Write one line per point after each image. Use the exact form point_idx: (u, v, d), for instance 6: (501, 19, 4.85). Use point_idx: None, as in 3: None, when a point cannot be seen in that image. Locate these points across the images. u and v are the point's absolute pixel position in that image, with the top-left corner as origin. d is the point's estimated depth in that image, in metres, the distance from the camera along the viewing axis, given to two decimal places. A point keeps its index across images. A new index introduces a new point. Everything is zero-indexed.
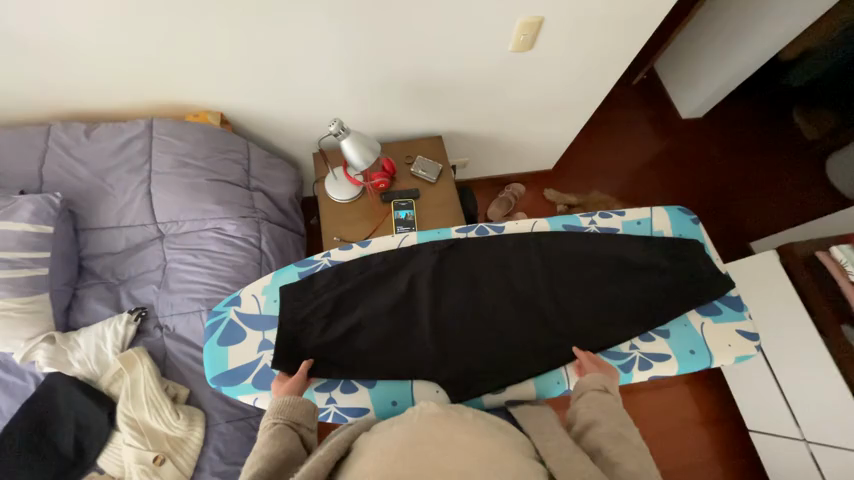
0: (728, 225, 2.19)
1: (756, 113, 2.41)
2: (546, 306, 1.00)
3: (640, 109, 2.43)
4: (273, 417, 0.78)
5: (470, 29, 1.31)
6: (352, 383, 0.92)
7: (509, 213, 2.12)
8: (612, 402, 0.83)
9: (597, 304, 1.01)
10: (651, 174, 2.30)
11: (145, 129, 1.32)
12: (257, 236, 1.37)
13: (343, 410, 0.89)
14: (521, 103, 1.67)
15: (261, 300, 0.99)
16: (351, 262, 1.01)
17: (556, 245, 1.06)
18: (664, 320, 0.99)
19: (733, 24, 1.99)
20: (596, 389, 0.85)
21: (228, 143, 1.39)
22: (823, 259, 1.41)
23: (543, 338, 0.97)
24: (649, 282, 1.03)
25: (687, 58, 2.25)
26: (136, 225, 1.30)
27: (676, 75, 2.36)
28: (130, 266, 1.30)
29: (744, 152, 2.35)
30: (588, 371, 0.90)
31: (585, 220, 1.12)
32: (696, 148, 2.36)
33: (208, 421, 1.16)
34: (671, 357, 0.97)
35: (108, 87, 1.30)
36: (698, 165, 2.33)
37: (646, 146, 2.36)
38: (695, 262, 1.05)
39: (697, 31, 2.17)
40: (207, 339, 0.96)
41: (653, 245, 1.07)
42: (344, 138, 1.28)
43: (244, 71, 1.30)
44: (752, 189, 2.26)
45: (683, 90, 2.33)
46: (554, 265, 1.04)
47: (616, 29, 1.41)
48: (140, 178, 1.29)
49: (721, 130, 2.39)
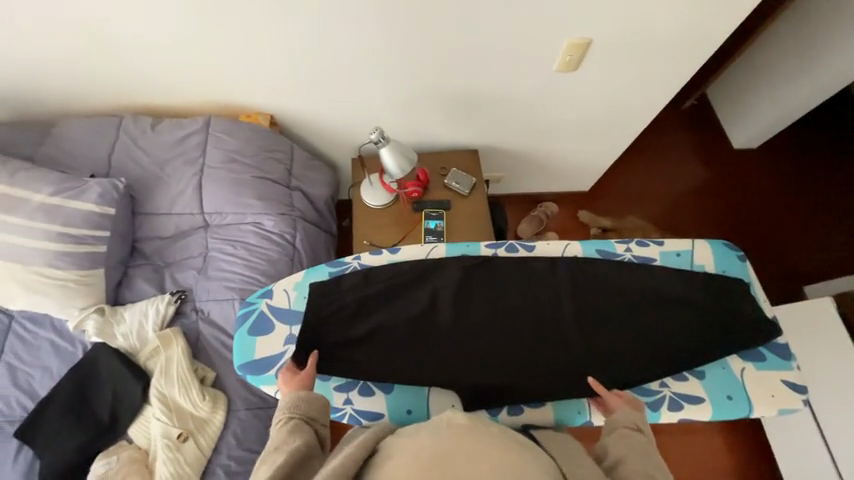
0: (778, 265, 2.05)
1: (818, 147, 2.26)
2: (571, 331, 0.97)
3: (688, 135, 2.32)
4: (289, 412, 0.80)
5: (515, 46, 1.33)
6: (369, 387, 0.93)
7: (540, 232, 2.08)
8: (646, 442, 0.79)
9: (626, 335, 0.97)
10: (695, 204, 2.20)
11: (202, 125, 1.42)
12: (292, 233, 1.44)
13: (359, 413, 0.91)
14: (561, 122, 1.65)
15: (291, 295, 1.01)
16: (379, 267, 1.02)
17: (588, 270, 1.03)
18: (699, 360, 0.94)
19: (797, 52, 1.89)
20: (629, 426, 0.81)
21: (274, 143, 1.47)
22: None
23: (567, 365, 0.94)
24: (685, 319, 0.98)
25: (743, 87, 2.14)
26: (185, 213, 1.39)
27: (728, 102, 2.24)
28: (175, 251, 1.40)
29: (802, 189, 2.19)
30: (621, 407, 0.86)
31: (621, 247, 1.08)
32: (748, 180, 2.22)
33: (230, 406, 1.20)
34: (705, 401, 0.91)
35: (175, 86, 1.41)
36: (748, 198, 2.19)
37: (691, 174, 2.25)
38: (739, 303, 0.99)
39: (755, 57, 2.07)
40: (238, 328, 0.99)
41: (693, 280, 1.01)
42: (383, 146, 1.32)
43: (297, 77, 1.39)
44: (805, 229, 2.11)
45: (736, 118, 2.22)
46: (585, 290, 1.01)
47: (667, 53, 1.37)
48: (193, 170, 1.39)
49: (777, 163, 2.25)
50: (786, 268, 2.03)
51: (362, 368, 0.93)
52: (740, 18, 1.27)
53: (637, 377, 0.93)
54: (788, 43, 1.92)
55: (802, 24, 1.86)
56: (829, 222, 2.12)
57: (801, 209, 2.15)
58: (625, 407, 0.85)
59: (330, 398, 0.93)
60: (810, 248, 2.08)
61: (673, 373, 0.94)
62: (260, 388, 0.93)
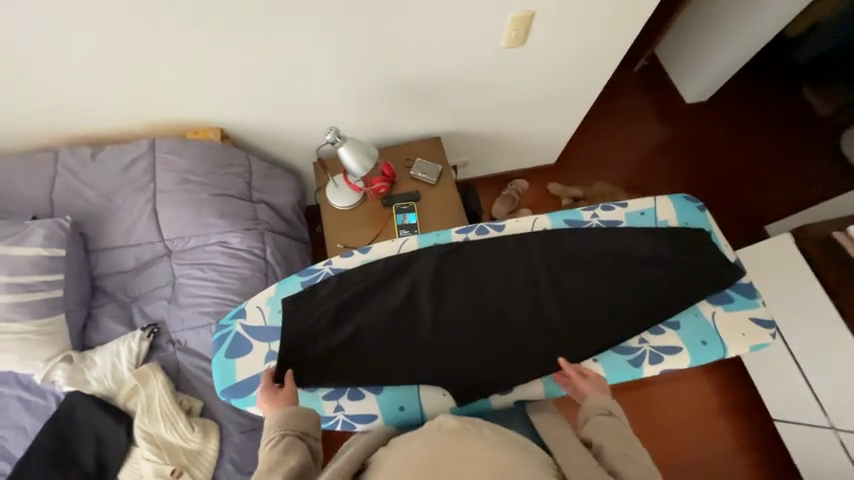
0: (738, 209, 2.15)
1: (762, 92, 2.36)
2: (549, 303, 0.99)
3: (643, 96, 2.38)
4: (281, 429, 0.77)
5: (460, 26, 1.31)
6: (358, 390, 0.92)
7: (514, 210, 2.10)
8: (619, 425, 0.79)
9: (603, 299, 0.99)
10: (657, 161, 2.26)
11: (148, 148, 1.33)
12: (262, 248, 1.40)
13: (352, 418, 0.89)
14: (518, 98, 1.65)
15: (266, 311, 0.98)
16: (352, 271, 1.00)
17: (558, 242, 1.05)
18: (671, 312, 0.97)
19: (730, 5, 1.95)
20: (600, 412, 0.81)
21: (229, 158, 1.41)
22: (838, 239, 1.40)
23: (550, 336, 0.96)
24: (654, 274, 1.01)
25: (688, 40, 2.20)
26: (143, 243, 1.32)
27: (677, 60, 2.31)
28: (140, 283, 1.33)
29: (751, 133, 2.29)
30: (595, 391, 0.86)
31: (587, 214, 1.10)
32: (702, 133, 2.31)
33: (222, 432, 1.17)
34: (682, 349, 0.95)
35: (112, 110, 1.32)
36: (705, 149, 2.28)
37: (650, 133, 2.31)
38: (703, 252, 1.03)
39: (694, 14, 2.13)
40: (214, 353, 0.95)
41: (657, 236, 1.05)
42: (340, 146, 1.29)
43: (243, 86, 1.33)
44: (759, 172, 2.22)
45: (685, 74, 2.29)
46: (558, 261, 1.03)
47: (609, 17, 1.39)
48: (145, 197, 1.31)
49: (728, 112, 2.34)
50: (746, 212, 2.14)
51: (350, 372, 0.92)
52: None
53: (617, 337, 0.95)
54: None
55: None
56: (780, 162, 2.23)
57: (754, 153, 2.26)
58: (597, 392, 0.86)
59: (320, 408, 0.90)
60: (766, 189, 2.18)
61: (650, 328, 0.97)
62: (246, 410, 0.91)
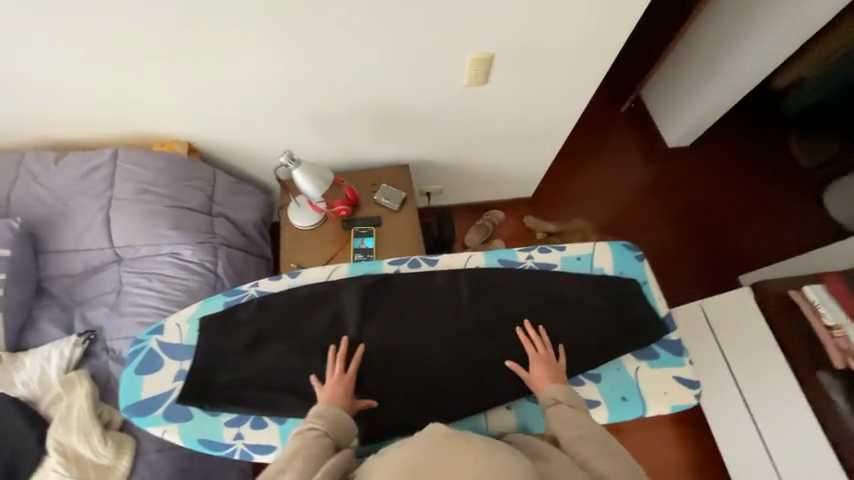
0: (711, 258, 2.12)
1: (745, 141, 2.36)
2: (471, 345, 0.98)
3: (627, 136, 2.37)
4: (328, 429, 0.82)
5: (422, 62, 1.34)
6: (262, 419, 0.89)
7: (488, 240, 2.10)
8: (568, 411, 0.86)
9: (526, 343, 0.98)
10: (635, 203, 2.24)
11: (110, 157, 1.37)
12: (214, 262, 1.41)
13: (251, 447, 0.87)
14: (486, 135, 1.66)
15: (184, 329, 0.97)
16: (276, 294, 1.00)
17: (490, 281, 1.04)
18: (594, 363, 0.96)
19: (709, 56, 1.99)
20: (549, 403, 0.88)
21: (195, 172, 1.44)
22: (796, 299, 1.40)
23: (466, 379, 0.95)
24: (581, 322, 0.99)
25: (670, 87, 2.23)
26: (93, 248, 1.34)
27: (660, 105, 2.33)
28: (86, 288, 1.34)
29: (730, 183, 2.29)
30: (545, 386, 0.90)
31: (523, 255, 1.09)
32: (682, 177, 2.30)
33: (138, 450, 1.15)
34: (600, 404, 0.93)
35: (81, 118, 1.37)
36: (683, 195, 2.26)
37: (631, 174, 2.30)
38: (631, 304, 1.02)
39: (677, 62, 2.17)
40: (126, 367, 0.94)
41: (589, 283, 1.05)
42: (295, 169, 1.32)
43: (209, 103, 1.38)
44: (737, 221, 2.20)
45: (666, 119, 2.31)
46: (486, 301, 1.02)
47: (572, 66, 1.42)
48: (100, 204, 1.34)
49: (709, 159, 2.33)
50: (720, 260, 2.11)
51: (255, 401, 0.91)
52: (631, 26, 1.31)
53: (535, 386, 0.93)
54: (700, 49, 2.03)
55: (710, 30, 1.97)
56: (756, 214, 2.21)
57: (732, 203, 2.24)
58: (547, 384, 0.90)
59: (219, 435, 0.88)
60: (740, 240, 2.16)
61: (569, 380, 0.95)
62: (145, 430, 0.89)
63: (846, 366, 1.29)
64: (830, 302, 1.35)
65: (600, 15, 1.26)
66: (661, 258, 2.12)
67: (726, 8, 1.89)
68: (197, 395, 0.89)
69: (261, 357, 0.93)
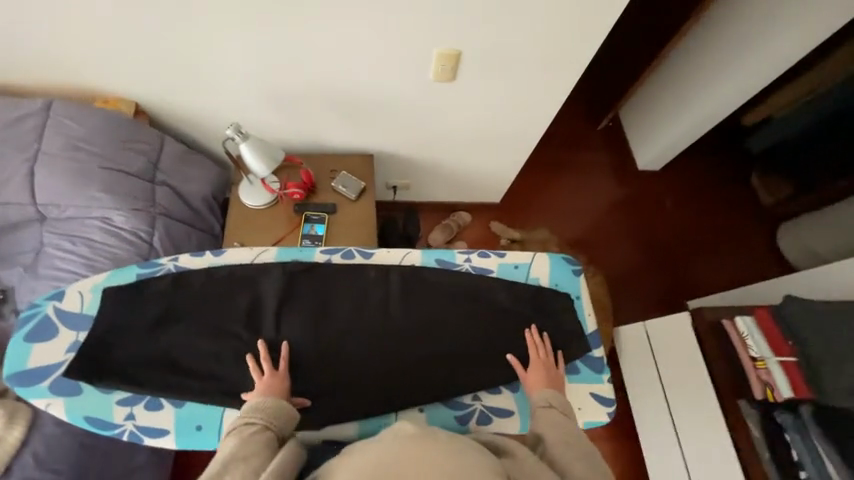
0: (675, 285, 2.07)
1: (719, 169, 2.35)
2: (388, 340, 1.03)
3: (603, 151, 2.33)
4: (267, 422, 0.88)
5: (386, 50, 1.29)
6: (156, 401, 0.95)
7: (452, 240, 2.03)
8: (559, 416, 0.95)
9: (437, 342, 1.04)
10: (607, 222, 2.18)
11: (43, 108, 1.28)
12: (149, 232, 1.32)
13: (140, 429, 0.92)
14: (454, 133, 1.63)
15: (85, 299, 1.03)
16: (194, 271, 1.06)
17: (417, 279, 1.10)
18: (502, 368, 1.03)
19: (690, 79, 1.98)
20: (543, 405, 0.96)
21: (137, 134, 1.36)
22: (728, 328, 1.44)
23: (375, 371, 1.01)
24: (495, 327, 1.07)
25: (648, 107, 2.19)
26: (13, 203, 1.25)
27: (636, 125, 2.28)
28: (3, 245, 1.26)
29: (701, 210, 2.25)
30: (540, 389, 0.98)
31: (461, 257, 1.15)
32: (654, 199, 2.26)
33: (34, 422, 1.09)
34: (514, 413, 1.00)
35: (12, 63, 1.27)
36: (654, 219, 2.21)
37: (606, 193, 2.24)
38: (552, 317, 1.08)
39: (657, 83, 2.15)
40: (16, 332, 0.98)
41: (517, 292, 1.10)
42: (241, 142, 1.26)
43: (154, 63, 1.28)
44: (705, 249, 2.17)
45: (639, 140, 2.27)
46: (408, 299, 1.08)
47: (540, 72, 1.40)
48: (26, 156, 1.26)
49: (682, 184, 2.31)
50: (684, 287, 2.07)
51: (181, 372, 0.96)
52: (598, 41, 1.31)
53: (438, 385, 1.01)
54: (682, 72, 2.02)
55: (694, 54, 1.96)
56: (724, 245, 2.18)
57: (702, 232, 2.20)
58: (541, 387, 0.99)
59: (111, 413, 0.93)
60: (705, 269, 2.12)
61: (487, 388, 1.02)
62: (29, 399, 0.93)
63: (765, 397, 1.34)
64: (758, 337, 1.38)
65: (568, 25, 1.25)
66: (626, 281, 2.06)
67: (711, 33, 1.88)
68: (124, 362, 0.96)
69: (193, 332, 1.00)
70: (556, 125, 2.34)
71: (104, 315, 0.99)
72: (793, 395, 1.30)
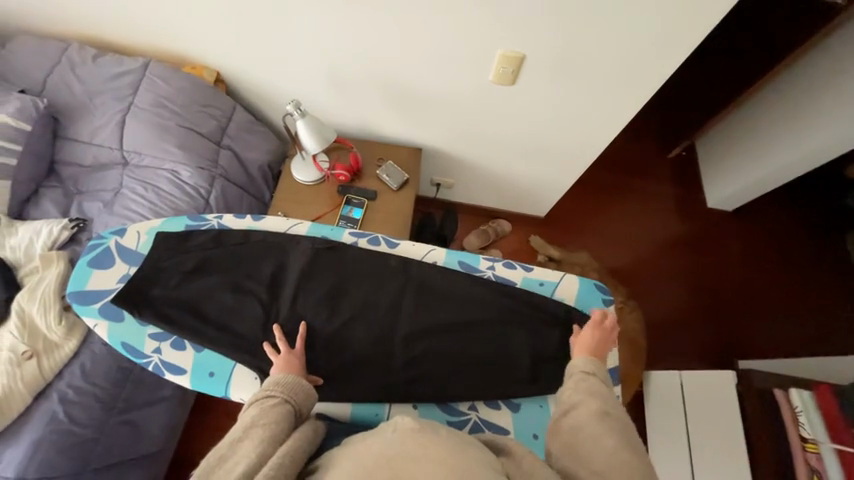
0: (724, 339, 1.86)
1: (806, 221, 2.06)
2: (397, 328, 1.08)
3: (668, 181, 2.13)
4: (286, 395, 0.89)
5: (449, 46, 1.27)
6: (182, 342, 1.05)
7: (487, 246, 1.98)
8: (597, 383, 0.91)
9: (441, 339, 1.07)
10: (657, 258, 2.00)
11: (141, 67, 1.45)
12: (207, 190, 1.44)
13: (164, 363, 1.02)
14: (505, 139, 1.58)
15: (141, 238, 1.16)
16: (235, 231, 1.16)
17: (435, 276, 1.14)
18: (502, 379, 1.04)
19: (795, 111, 1.73)
20: (582, 371, 0.94)
21: (212, 99, 1.48)
22: (779, 399, 1.28)
23: (379, 355, 1.05)
24: (501, 338, 1.08)
25: (735, 139, 1.95)
26: (104, 146, 1.43)
27: (716, 158, 2.05)
28: (90, 181, 1.45)
29: (773, 262, 2.00)
30: (580, 354, 0.98)
31: (485, 264, 1.18)
32: (718, 241, 2.04)
33: (86, 338, 1.25)
34: (510, 432, 1.01)
35: (119, 24, 1.42)
36: (714, 264, 2.00)
37: (662, 226, 2.06)
38: (560, 338, 1.08)
39: (751, 111, 1.90)
40: (82, 257, 1.14)
41: (535, 308, 1.11)
42: (299, 119, 1.33)
43: (235, 37, 1.37)
44: (769, 308, 1.92)
45: (717, 173, 2.03)
46: (421, 292, 1.12)
47: (609, 86, 1.31)
48: (120, 107, 1.43)
49: (755, 229, 2.06)
50: (735, 343, 1.85)
51: (208, 318, 1.06)
52: (681, 58, 1.19)
53: (436, 383, 1.03)
54: (785, 102, 1.76)
55: (804, 81, 1.70)
56: (793, 306, 1.92)
57: (769, 288, 1.95)
58: (582, 354, 0.98)
59: (143, 344, 1.04)
60: (765, 328, 1.88)
61: (486, 401, 1.03)
62: (82, 317, 1.07)
63: None
64: (814, 416, 1.20)
65: (650, 37, 1.15)
66: (668, 325, 1.88)
67: (828, 59, 1.61)
68: (165, 299, 1.07)
69: (227, 286, 1.09)
70: (619, 145, 2.18)
71: (155, 256, 1.11)
72: None
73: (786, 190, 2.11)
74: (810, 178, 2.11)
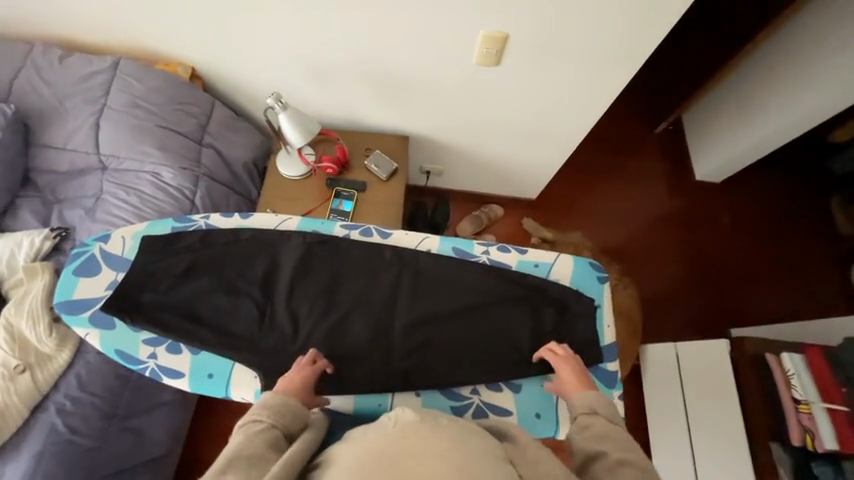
0: (716, 309, 1.90)
1: (792, 189, 2.08)
2: (395, 319, 1.07)
3: (657, 156, 2.14)
4: (272, 419, 0.86)
5: (429, 28, 1.24)
6: (177, 346, 1.04)
7: (480, 232, 1.97)
8: (604, 422, 0.89)
9: (439, 326, 1.07)
10: (648, 233, 2.02)
11: (111, 66, 1.39)
12: (192, 190, 1.41)
13: (161, 368, 1.01)
14: (492, 122, 1.56)
15: (127, 243, 1.13)
16: (223, 230, 1.13)
17: (430, 264, 1.13)
18: (502, 363, 1.05)
19: (776, 82, 1.74)
20: (585, 411, 0.92)
21: (189, 96, 1.43)
22: (771, 364, 1.31)
23: (378, 347, 1.05)
24: (499, 322, 1.08)
25: (719, 112, 1.96)
26: (80, 151, 1.39)
27: (702, 131, 2.06)
28: (69, 188, 1.40)
29: (761, 230, 2.03)
30: (577, 392, 0.96)
31: (479, 249, 1.18)
32: (707, 213, 2.06)
33: (79, 348, 1.22)
34: (513, 413, 1.03)
35: (85, 21, 1.36)
36: (704, 236, 2.02)
37: (653, 202, 2.07)
38: (557, 318, 1.09)
39: (736, 81, 1.90)
40: (68, 266, 1.11)
41: (531, 290, 1.12)
42: (281, 112, 1.30)
43: (207, 30, 1.32)
44: (758, 276, 1.95)
45: (705, 146, 2.04)
46: (418, 282, 1.11)
47: (593, 62, 1.29)
48: (94, 109, 1.38)
49: (743, 200, 2.08)
50: (727, 312, 1.89)
51: (203, 321, 1.05)
52: (666, 29, 1.17)
53: (437, 371, 1.03)
54: (767, 72, 1.77)
55: (787, 49, 1.70)
56: (782, 273, 1.96)
57: (758, 257, 1.99)
58: (580, 391, 0.96)
59: (137, 351, 1.03)
60: (755, 296, 1.92)
61: (487, 384, 1.04)
62: (73, 327, 1.05)
63: (802, 443, 1.21)
64: (806, 378, 1.24)
65: (635, 9, 1.12)
66: (661, 298, 1.91)
67: (808, 27, 1.62)
68: (156, 304, 1.05)
69: (219, 287, 1.08)
70: (607, 123, 2.17)
71: (142, 261, 1.09)
72: (837, 448, 1.15)
73: (772, 158, 2.13)
74: (796, 146, 2.13)
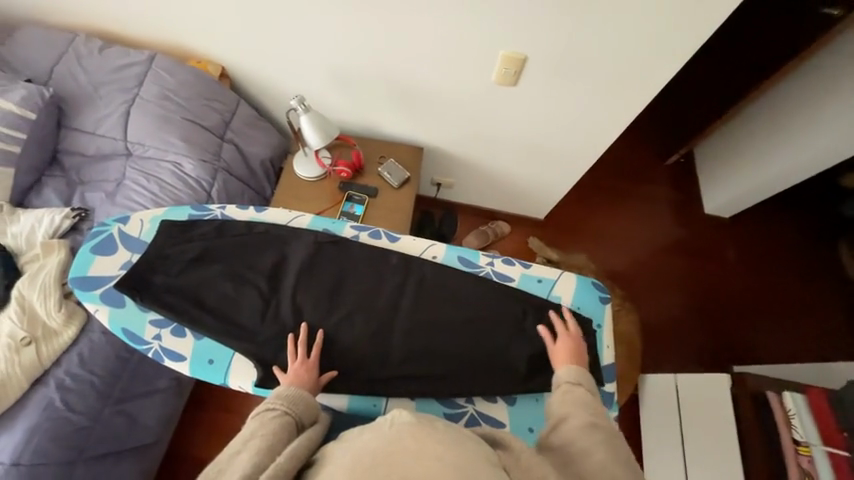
0: (719, 343, 1.87)
1: (802, 229, 2.08)
2: (397, 323, 1.09)
3: (666, 186, 2.15)
4: (285, 407, 0.88)
5: (452, 47, 1.29)
6: (182, 330, 1.06)
7: (485, 247, 1.99)
8: (585, 394, 0.93)
9: (439, 333, 1.08)
10: (654, 261, 2.02)
11: (147, 59, 1.46)
12: (209, 182, 1.45)
13: (163, 350, 1.03)
14: (506, 140, 1.60)
15: (144, 226, 1.17)
16: (237, 222, 1.17)
17: (435, 273, 1.15)
18: (499, 376, 1.05)
19: (790, 122, 1.76)
20: (569, 381, 0.96)
21: (216, 93, 1.50)
22: (772, 402, 1.29)
23: (377, 348, 1.05)
24: (498, 334, 1.09)
25: (732, 147, 1.98)
26: (108, 136, 1.44)
27: (714, 164, 2.07)
28: (93, 171, 1.46)
29: (768, 266, 2.02)
30: (564, 365, 1.00)
31: (484, 260, 1.20)
32: (714, 246, 2.06)
33: (85, 325, 1.25)
34: (506, 426, 1.02)
35: (129, 19, 1.45)
36: (709, 268, 2.02)
37: (659, 230, 2.08)
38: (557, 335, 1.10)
39: (750, 117, 1.93)
40: (85, 243, 1.14)
41: (533, 305, 1.13)
42: (303, 114, 1.35)
43: (241, 33, 1.39)
44: (764, 313, 1.93)
45: (715, 180, 2.06)
46: (421, 289, 1.13)
47: (607, 90, 1.34)
48: (125, 98, 1.44)
49: (751, 235, 2.08)
50: (730, 347, 1.86)
51: (208, 308, 1.07)
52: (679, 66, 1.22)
53: (434, 378, 1.04)
54: (782, 112, 1.80)
55: (801, 91, 1.73)
56: (788, 311, 1.94)
57: (764, 292, 1.97)
58: (567, 363, 1.00)
59: (143, 331, 1.05)
60: (760, 331, 1.90)
61: (483, 394, 1.04)
62: (84, 302, 1.08)
63: None
64: (805, 418, 1.24)
65: (650, 38, 1.16)
66: (663, 328, 1.89)
67: (823, 72, 1.66)
68: (166, 287, 1.08)
69: (227, 277, 1.10)
70: (617, 150, 2.20)
71: (156, 245, 1.12)
72: None
73: (782, 197, 2.14)
74: (807, 186, 2.14)
